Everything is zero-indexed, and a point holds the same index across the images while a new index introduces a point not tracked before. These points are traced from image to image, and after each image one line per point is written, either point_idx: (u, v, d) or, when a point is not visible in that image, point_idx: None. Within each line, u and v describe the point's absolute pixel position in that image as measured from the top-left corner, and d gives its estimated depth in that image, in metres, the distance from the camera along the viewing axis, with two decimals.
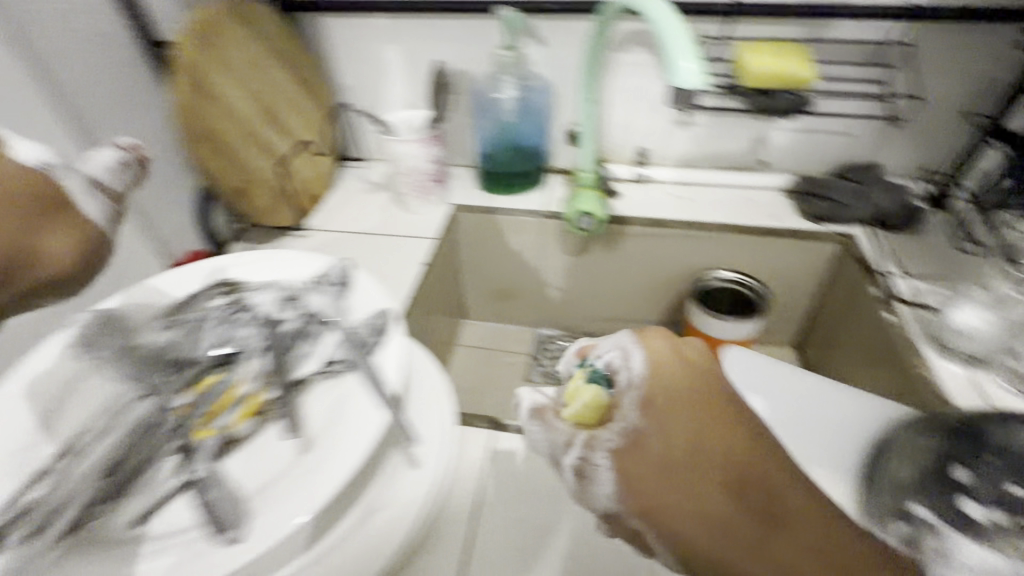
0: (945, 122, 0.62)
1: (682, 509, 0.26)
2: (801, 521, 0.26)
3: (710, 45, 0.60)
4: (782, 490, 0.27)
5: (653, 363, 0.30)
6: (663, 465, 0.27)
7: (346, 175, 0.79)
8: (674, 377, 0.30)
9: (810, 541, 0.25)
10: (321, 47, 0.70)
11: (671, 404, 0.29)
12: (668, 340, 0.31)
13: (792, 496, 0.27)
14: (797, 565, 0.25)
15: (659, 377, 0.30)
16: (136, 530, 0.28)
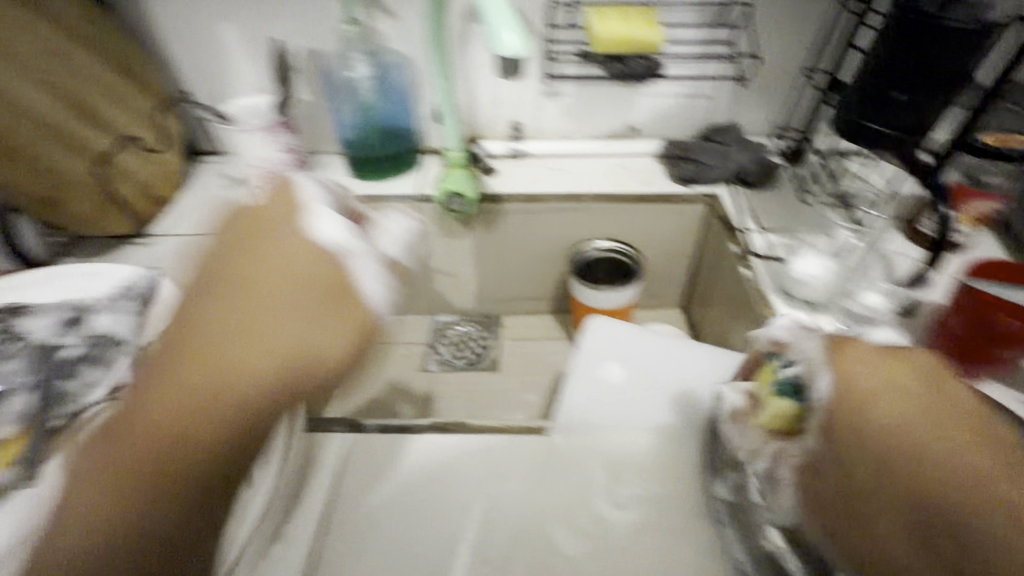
0: (791, 79, 0.65)
1: (861, 530, 0.28)
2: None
3: (561, 11, 0.59)
4: (978, 537, 0.23)
5: (848, 389, 0.30)
6: (844, 490, 0.29)
7: (201, 172, 0.71)
8: (890, 404, 0.28)
9: None
10: (146, 29, 0.62)
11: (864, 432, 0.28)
12: (877, 353, 0.31)
13: (990, 543, 0.23)
14: None
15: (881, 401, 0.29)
16: None
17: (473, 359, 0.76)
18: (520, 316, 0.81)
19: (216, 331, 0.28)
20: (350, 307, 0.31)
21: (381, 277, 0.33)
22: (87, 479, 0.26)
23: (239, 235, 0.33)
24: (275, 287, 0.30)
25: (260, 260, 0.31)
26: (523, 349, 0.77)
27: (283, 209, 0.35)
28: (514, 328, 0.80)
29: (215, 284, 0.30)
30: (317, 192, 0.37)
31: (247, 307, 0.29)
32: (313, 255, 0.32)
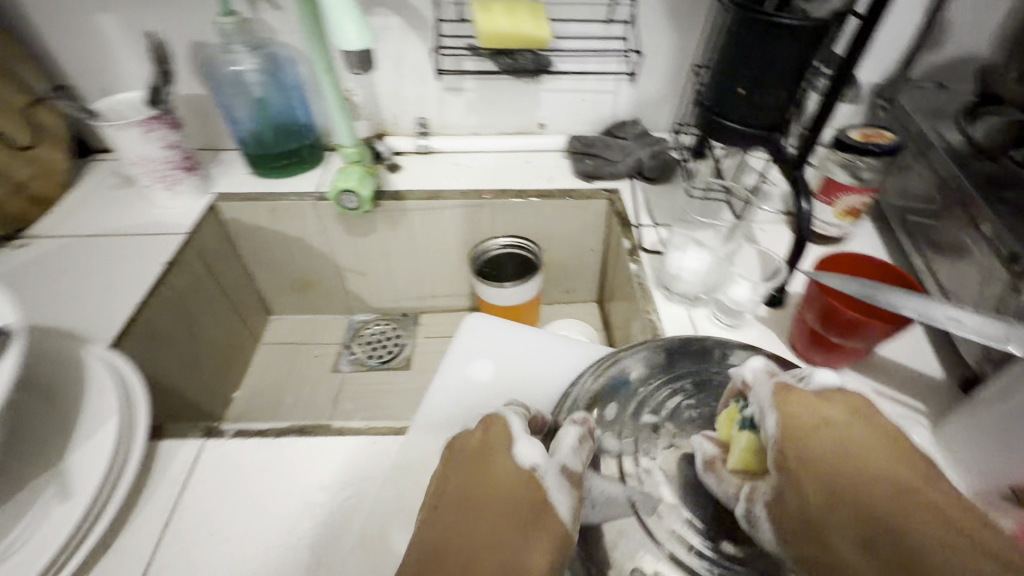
0: (685, 74, 0.66)
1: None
2: None
3: (450, 7, 0.58)
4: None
5: (793, 427, 0.27)
6: (807, 526, 0.24)
7: (93, 171, 0.68)
8: (821, 467, 0.25)
9: None
10: (20, 23, 0.60)
11: (827, 520, 0.24)
12: (820, 400, 0.28)
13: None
14: None
15: (814, 479, 0.25)
16: None
17: (387, 356, 0.76)
18: (439, 313, 0.80)
19: (465, 555, 0.27)
20: (548, 535, 0.28)
21: (567, 499, 0.31)
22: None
23: (458, 464, 0.32)
24: (487, 529, 0.28)
25: (495, 470, 0.31)
26: (439, 345, 0.77)
27: (499, 440, 0.33)
28: (432, 325, 0.79)
29: (444, 521, 0.29)
30: (521, 426, 0.34)
31: (472, 554, 0.27)
32: (521, 480, 0.30)
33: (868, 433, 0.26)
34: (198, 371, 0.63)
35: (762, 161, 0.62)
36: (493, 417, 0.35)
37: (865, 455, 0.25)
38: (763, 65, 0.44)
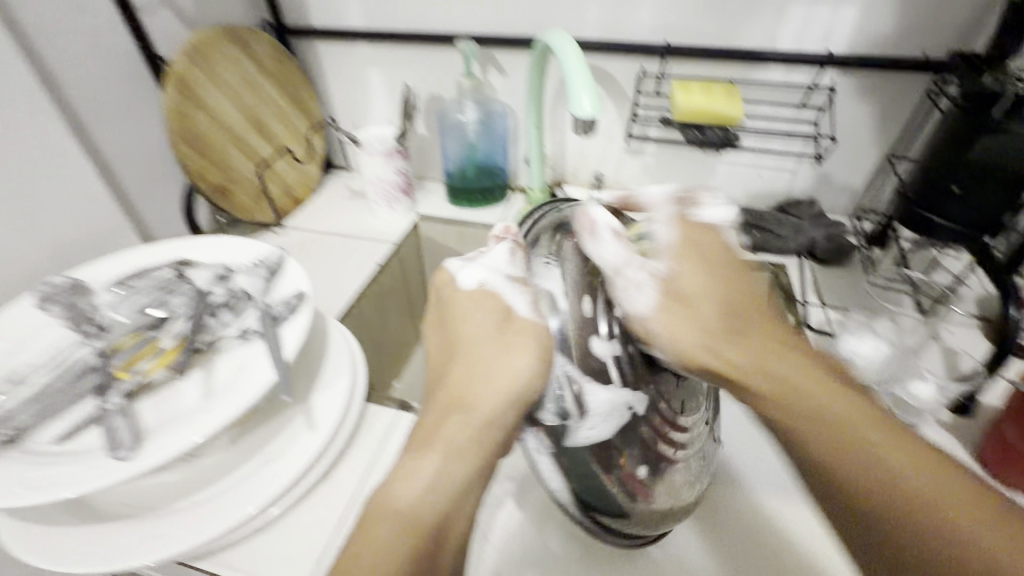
0: (873, 161, 0.65)
1: (683, 320, 0.35)
2: (774, 353, 0.34)
3: (650, 81, 0.66)
4: (781, 358, 0.34)
5: (693, 237, 0.37)
6: (678, 296, 0.36)
7: (331, 182, 0.86)
8: (698, 279, 0.36)
9: (785, 379, 0.33)
10: (315, 69, 0.79)
11: (710, 317, 0.35)
12: (704, 229, 0.38)
13: (790, 362, 0.34)
14: (792, 385, 0.32)
15: (676, 322, 0.35)
16: (56, 446, 0.34)
17: None
18: None
19: (463, 374, 0.39)
20: (521, 333, 0.37)
21: (529, 298, 0.38)
22: (405, 464, 0.35)
23: (437, 318, 0.43)
24: (475, 350, 0.39)
25: (463, 309, 0.40)
26: None
27: (447, 286, 0.42)
28: None
29: (447, 359, 0.41)
30: (459, 263, 0.42)
31: (465, 373, 0.39)
32: (487, 314, 0.39)
33: (709, 236, 0.38)
34: (377, 357, 0.74)
35: (963, 262, 0.56)
36: (438, 271, 0.44)
37: (728, 270, 0.37)
38: (984, 165, 0.44)
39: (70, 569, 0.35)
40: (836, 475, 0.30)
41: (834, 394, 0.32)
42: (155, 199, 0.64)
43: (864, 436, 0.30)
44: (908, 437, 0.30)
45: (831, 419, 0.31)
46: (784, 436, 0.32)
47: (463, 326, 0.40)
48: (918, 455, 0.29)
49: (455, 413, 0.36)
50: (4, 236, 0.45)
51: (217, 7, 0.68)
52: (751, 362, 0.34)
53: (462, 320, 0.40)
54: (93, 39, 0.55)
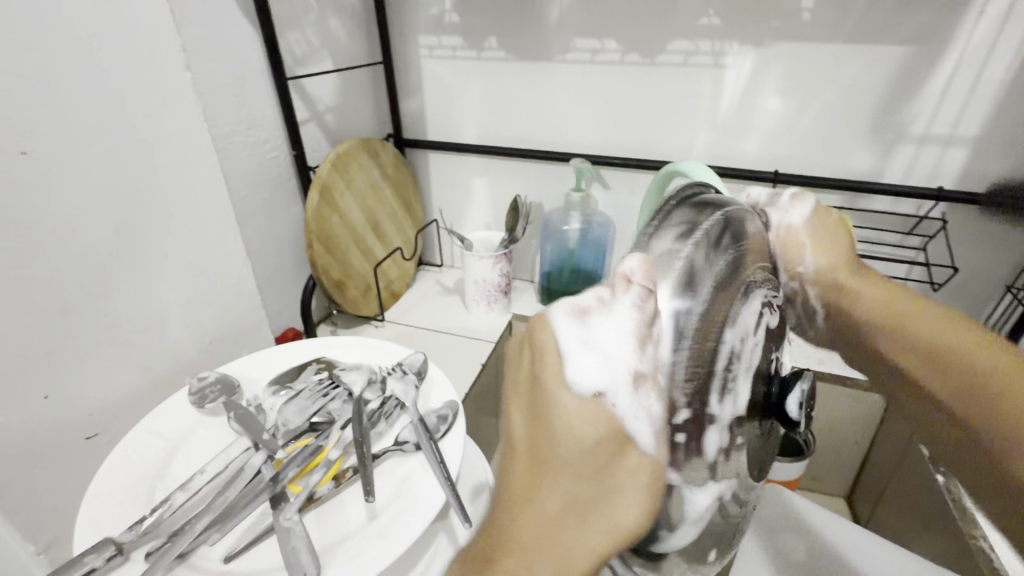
0: (984, 290, 0.66)
1: (833, 252, 0.40)
2: (890, 291, 0.38)
3: None
4: (894, 295, 0.38)
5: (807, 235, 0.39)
6: (815, 242, 0.39)
7: (423, 277, 0.89)
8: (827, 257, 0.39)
9: (888, 298, 0.38)
10: (423, 175, 0.86)
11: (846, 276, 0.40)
12: (827, 219, 0.40)
13: (902, 297, 0.38)
14: (904, 309, 0.37)
15: (823, 263, 0.40)
16: (228, 566, 0.32)
17: None
18: None
19: (559, 512, 0.24)
20: (634, 476, 0.25)
21: (652, 416, 0.25)
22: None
23: (527, 399, 0.26)
24: (572, 482, 0.24)
25: (564, 411, 0.25)
26: None
27: (550, 360, 0.26)
28: None
29: (530, 469, 0.25)
30: (575, 330, 0.26)
31: (556, 514, 0.24)
32: (594, 432, 0.24)
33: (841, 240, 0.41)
34: None
35: None
36: (536, 322, 0.27)
37: (840, 228, 0.41)
38: None
39: None
40: (899, 359, 0.35)
41: (920, 316, 0.36)
42: (275, 289, 0.67)
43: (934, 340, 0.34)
44: (990, 345, 0.32)
45: (913, 330, 0.35)
46: (895, 374, 0.36)
47: (549, 426, 0.25)
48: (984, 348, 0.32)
49: (541, 563, 0.23)
50: (172, 329, 0.46)
51: (355, 124, 0.76)
52: (863, 293, 0.39)
53: (545, 418, 0.25)
54: (258, 148, 0.60)
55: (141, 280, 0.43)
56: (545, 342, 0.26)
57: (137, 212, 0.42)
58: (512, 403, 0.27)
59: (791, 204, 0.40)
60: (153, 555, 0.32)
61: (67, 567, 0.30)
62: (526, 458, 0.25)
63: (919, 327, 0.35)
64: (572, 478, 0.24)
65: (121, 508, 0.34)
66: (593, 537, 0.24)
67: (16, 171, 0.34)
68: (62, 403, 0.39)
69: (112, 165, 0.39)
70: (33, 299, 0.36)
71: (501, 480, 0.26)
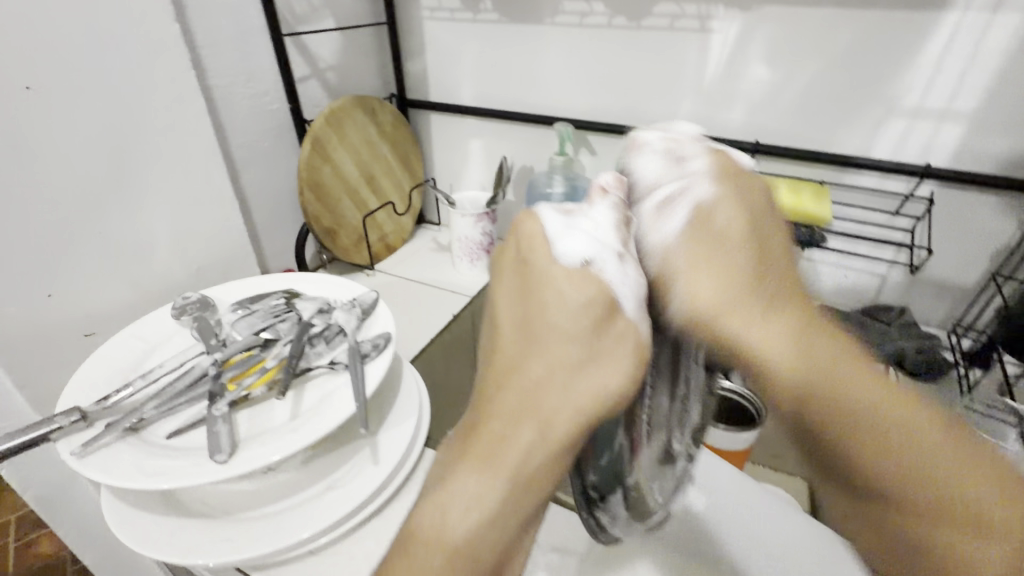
0: (976, 277, 0.62)
1: (712, 275, 0.27)
2: (834, 340, 0.25)
3: None
4: (865, 378, 0.24)
5: (696, 248, 0.28)
6: (691, 262, 0.28)
7: (421, 234, 0.93)
8: (711, 282, 0.27)
9: (849, 371, 0.24)
10: (424, 135, 0.90)
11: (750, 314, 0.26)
12: (708, 225, 0.29)
13: (837, 365, 0.24)
14: (838, 380, 0.24)
15: (701, 289, 0.27)
16: (166, 440, 0.39)
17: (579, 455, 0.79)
18: None
19: (543, 373, 0.27)
20: (621, 339, 0.28)
21: (640, 291, 0.28)
22: (458, 478, 0.27)
23: (513, 279, 0.30)
24: (560, 346, 0.28)
25: (555, 292, 0.28)
26: None
27: (539, 246, 0.29)
28: None
29: (518, 341, 0.29)
30: (559, 220, 0.30)
31: (540, 372, 0.27)
32: (587, 299, 0.28)
33: (737, 216, 0.29)
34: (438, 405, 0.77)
35: None
36: (522, 218, 0.31)
37: (721, 238, 0.28)
38: None
39: (151, 554, 0.38)
40: (854, 467, 0.23)
41: (892, 398, 0.24)
42: (273, 232, 0.74)
43: (889, 411, 0.23)
44: (943, 434, 0.23)
45: (882, 425, 0.23)
46: (813, 450, 0.24)
47: (529, 295, 0.29)
48: (958, 450, 0.23)
49: (524, 423, 0.27)
50: (162, 253, 0.54)
51: (358, 82, 0.80)
52: (793, 360, 0.24)
53: (529, 284, 0.29)
54: (258, 99, 0.66)
55: (132, 207, 0.50)
56: (531, 234, 0.30)
57: (130, 147, 0.49)
58: (495, 289, 0.31)
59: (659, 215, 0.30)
60: (109, 424, 0.39)
61: (42, 422, 0.38)
62: (517, 322, 0.29)
63: (879, 418, 0.23)
64: (564, 331, 0.28)
65: (95, 388, 0.42)
66: (579, 398, 0.27)
67: (21, 103, 0.41)
68: (64, 303, 0.46)
69: (105, 104, 0.46)
70: (38, 212, 0.43)
71: (493, 349, 0.30)
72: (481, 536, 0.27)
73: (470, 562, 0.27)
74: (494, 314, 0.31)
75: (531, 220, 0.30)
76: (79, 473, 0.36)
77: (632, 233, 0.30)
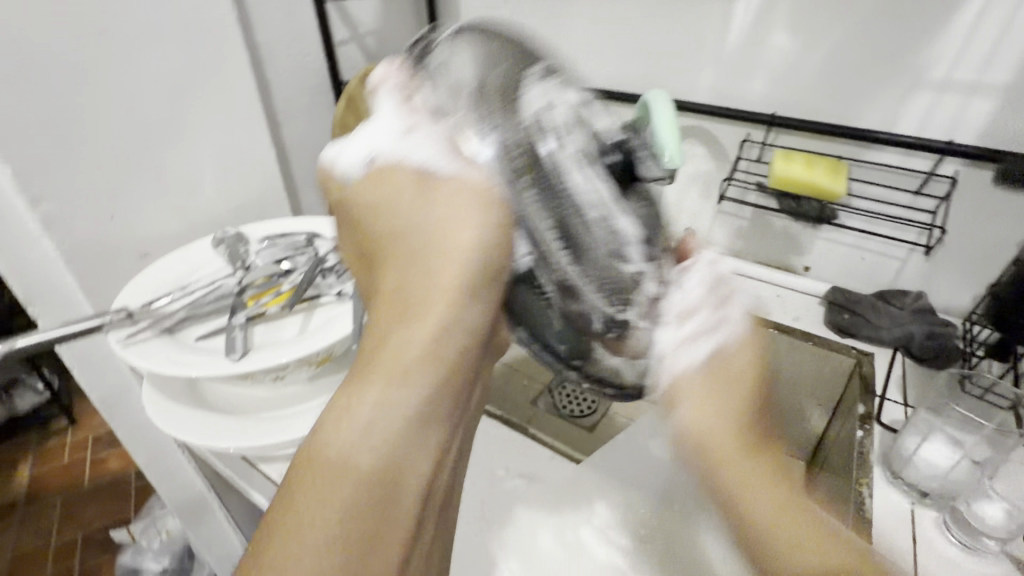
0: (1002, 264, 0.59)
1: (705, 435, 0.36)
2: (763, 469, 0.35)
3: (753, 147, 0.68)
4: (777, 504, 0.34)
5: (697, 397, 0.36)
6: (698, 419, 0.36)
7: None
8: (711, 416, 0.36)
9: (775, 489, 0.34)
10: None
11: (723, 456, 0.35)
12: (698, 377, 0.37)
13: (769, 491, 0.34)
14: (773, 536, 0.33)
15: (704, 425, 0.36)
16: (192, 342, 0.46)
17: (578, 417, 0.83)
18: None
19: (394, 278, 0.37)
20: (445, 200, 0.37)
21: (441, 153, 0.38)
22: (346, 394, 0.32)
23: (356, 218, 0.41)
24: (403, 222, 0.38)
25: (377, 206, 0.40)
26: None
27: (339, 184, 0.42)
28: None
29: (379, 263, 0.40)
30: (342, 155, 0.41)
31: (396, 266, 0.37)
32: (406, 191, 0.39)
33: (748, 361, 0.38)
34: None
35: None
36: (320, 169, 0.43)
37: (726, 382, 0.37)
38: None
39: (179, 434, 0.46)
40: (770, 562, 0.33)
41: (806, 529, 0.33)
42: (308, 185, 0.81)
43: (795, 545, 0.33)
44: (840, 548, 0.33)
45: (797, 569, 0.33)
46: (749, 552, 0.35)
47: (373, 222, 0.40)
48: (822, 535, 0.33)
49: (390, 311, 0.35)
50: (206, 191, 0.61)
51: (395, 48, 0.85)
52: (732, 474, 0.35)
53: (369, 216, 0.40)
54: (299, 59, 0.72)
55: (182, 147, 0.57)
56: (330, 184, 0.43)
57: (182, 93, 0.55)
58: (346, 246, 0.44)
59: (686, 323, 0.37)
60: (148, 324, 0.46)
61: (97, 316, 0.45)
62: (373, 243, 0.40)
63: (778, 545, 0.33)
64: (405, 219, 0.38)
65: (141, 297, 0.50)
66: (435, 266, 0.36)
67: (94, 47, 0.48)
68: (122, 225, 0.54)
69: (162, 52, 0.53)
70: (106, 144, 0.51)
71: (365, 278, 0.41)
72: (361, 458, 0.30)
73: (361, 500, 0.30)
74: (357, 254, 0.43)
75: (331, 169, 0.42)
76: (121, 357, 0.43)
77: (414, 107, 0.39)
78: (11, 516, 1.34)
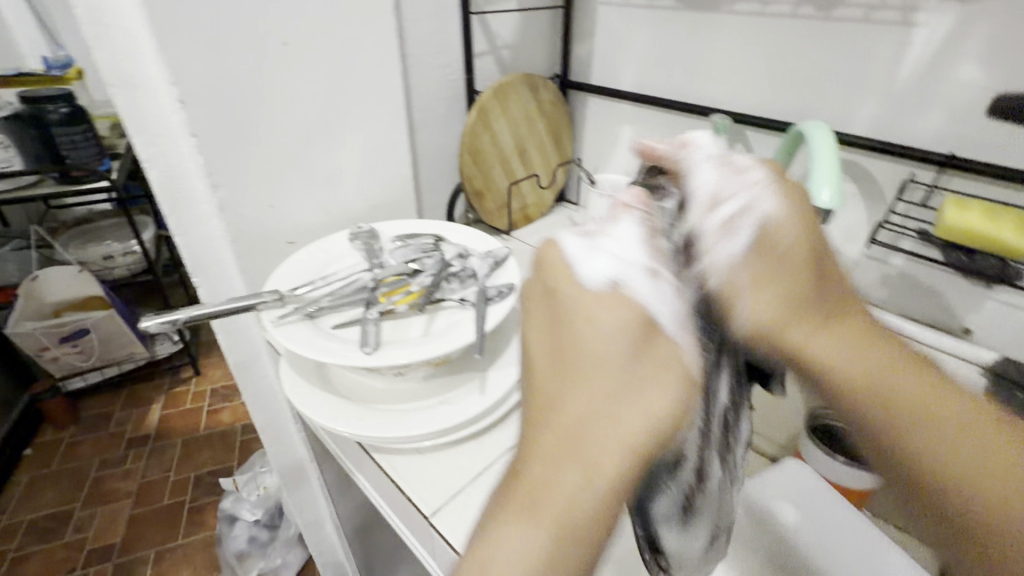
0: None
1: (784, 294, 0.30)
2: (857, 328, 0.31)
3: (916, 188, 0.61)
4: (900, 381, 0.29)
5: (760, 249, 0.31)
6: (766, 278, 0.31)
7: (559, 211, 0.98)
8: (771, 297, 0.30)
9: (877, 361, 0.30)
10: (580, 116, 0.93)
11: (843, 383, 0.29)
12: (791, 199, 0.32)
13: (887, 373, 0.29)
14: (894, 382, 0.29)
15: (764, 308, 0.30)
16: (328, 329, 0.50)
17: None
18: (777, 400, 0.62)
19: (585, 409, 0.27)
20: (665, 360, 0.28)
21: (674, 309, 0.30)
22: (504, 527, 0.26)
23: (544, 313, 0.31)
24: (599, 374, 0.27)
25: (584, 342, 0.28)
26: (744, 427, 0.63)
27: (561, 271, 0.31)
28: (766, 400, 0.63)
29: (556, 380, 0.29)
30: (578, 243, 0.32)
31: (586, 407, 0.27)
32: (621, 323, 0.28)
33: (799, 236, 0.31)
34: None
35: None
36: (544, 245, 0.33)
37: (787, 262, 0.31)
38: None
39: (306, 413, 0.50)
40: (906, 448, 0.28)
41: (938, 402, 0.29)
42: (433, 188, 0.85)
43: (931, 414, 0.28)
44: (960, 399, 0.29)
45: (929, 460, 0.28)
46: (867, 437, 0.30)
47: (564, 338, 0.29)
48: (978, 409, 0.29)
49: (569, 462, 0.26)
50: (348, 189, 0.66)
51: (528, 61, 0.87)
52: (846, 371, 0.29)
53: (567, 323, 0.30)
54: (440, 70, 0.76)
55: (332, 147, 0.62)
56: (551, 262, 0.32)
57: (338, 97, 0.60)
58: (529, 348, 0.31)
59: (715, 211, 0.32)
60: (295, 307, 0.51)
61: (254, 295, 0.51)
62: (549, 366, 0.29)
63: (915, 426, 0.28)
64: (602, 356, 0.28)
65: (291, 280, 0.55)
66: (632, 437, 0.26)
67: (275, 54, 0.53)
68: (278, 214, 0.60)
69: (328, 60, 0.58)
70: (273, 140, 0.57)
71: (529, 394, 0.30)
72: None
73: None
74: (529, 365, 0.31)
75: (553, 249, 0.32)
76: (271, 335, 0.47)
77: (659, 246, 0.32)
78: (140, 448, 1.53)
